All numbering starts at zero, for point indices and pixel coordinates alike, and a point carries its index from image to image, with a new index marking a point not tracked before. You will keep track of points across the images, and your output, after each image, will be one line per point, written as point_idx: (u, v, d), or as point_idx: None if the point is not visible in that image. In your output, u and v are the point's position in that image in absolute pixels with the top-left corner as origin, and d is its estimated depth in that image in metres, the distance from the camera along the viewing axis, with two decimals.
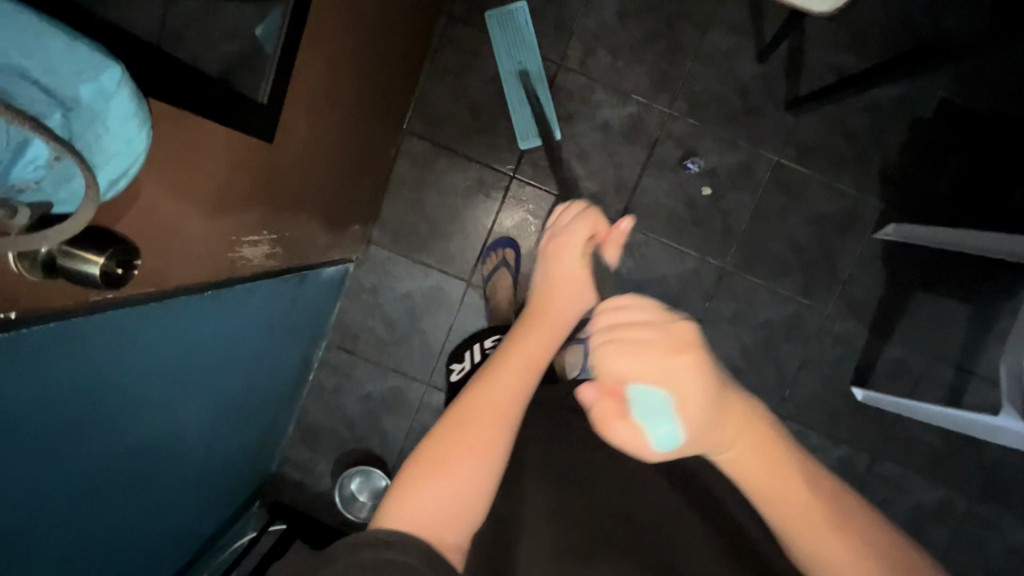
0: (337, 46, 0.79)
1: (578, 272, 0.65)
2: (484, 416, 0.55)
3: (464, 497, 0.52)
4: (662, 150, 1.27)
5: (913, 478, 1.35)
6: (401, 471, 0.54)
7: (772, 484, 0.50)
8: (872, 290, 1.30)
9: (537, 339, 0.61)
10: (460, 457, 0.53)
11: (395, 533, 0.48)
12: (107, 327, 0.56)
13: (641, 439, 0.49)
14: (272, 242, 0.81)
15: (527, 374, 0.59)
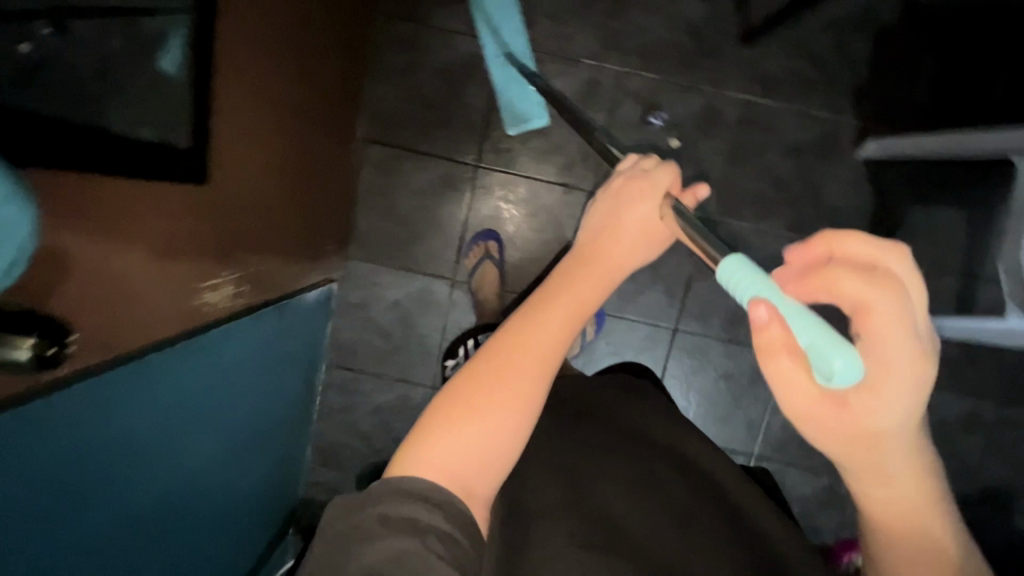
0: (264, 72, 0.77)
1: (648, 224, 0.55)
2: (535, 353, 0.48)
3: (498, 448, 0.46)
4: (623, 110, 1.24)
5: (936, 392, 1.33)
6: (432, 402, 0.48)
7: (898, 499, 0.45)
8: (863, 211, 1.26)
9: (591, 288, 0.53)
10: (504, 392, 0.46)
11: (422, 484, 0.43)
12: (80, 403, 0.53)
13: (805, 387, 0.39)
14: (237, 281, 0.79)
15: (583, 309, 0.52)
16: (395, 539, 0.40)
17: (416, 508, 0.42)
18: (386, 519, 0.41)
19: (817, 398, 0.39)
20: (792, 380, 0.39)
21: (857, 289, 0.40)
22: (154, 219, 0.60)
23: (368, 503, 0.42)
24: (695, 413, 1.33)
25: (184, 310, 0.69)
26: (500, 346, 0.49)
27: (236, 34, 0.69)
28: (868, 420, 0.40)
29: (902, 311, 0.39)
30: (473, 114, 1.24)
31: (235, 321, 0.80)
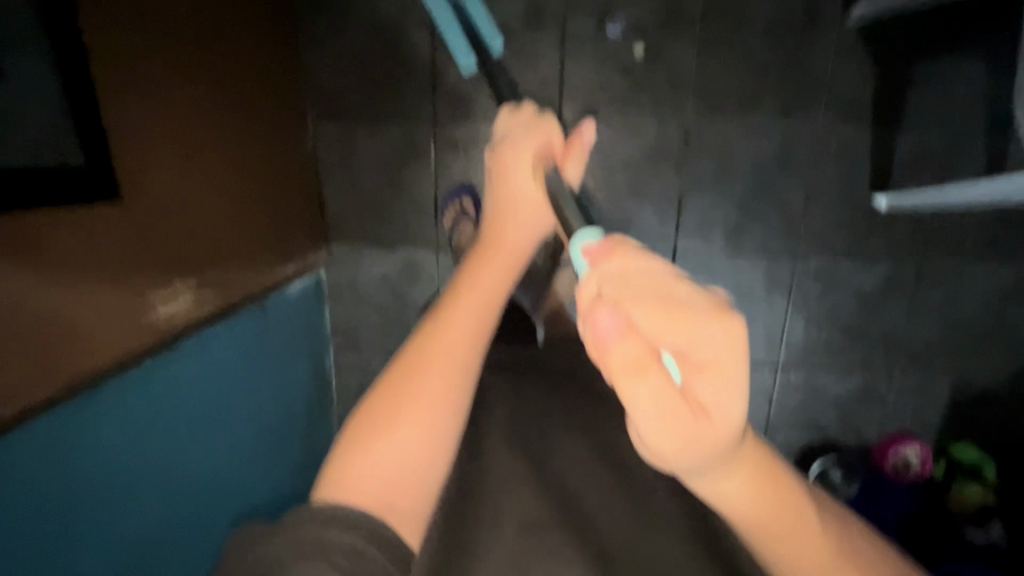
0: (162, 66, 0.74)
1: (525, 192, 0.69)
2: (445, 360, 0.55)
3: (420, 457, 0.51)
4: (575, 26, 1.13)
5: (973, 266, 1.22)
6: (349, 422, 0.53)
7: (772, 525, 0.43)
8: (862, 81, 1.13)
9: (494, 282, 0.62)
10: (417, 399, 0.52)
11: (341, 508, 0.45)
12: (28, 437, 0.57)
13: (664, 405, 0.39)
14: (197, 288, 0.80)
15: (488, 311, 0.59)
16: (303, 562, 0.41)
17: (332, 532, 0.44)
18: (295, 545, 0.43)
19: (671, 409, 0.39)
20: (641, 391, 0.39)
21: (659, 309, 0.40)
22: (66, 250, 0.61)
23: (279, 531, 0.44)
24: None
25: (140, 331, 0.71)
26: (413, 356, 0.55)
27: (110, 32, 0.66)
28: (703, 441, 0.39)
29: (721, 320, 0.39)
30: (419, 67, 1.16)
31: (203, 332, 0.82)
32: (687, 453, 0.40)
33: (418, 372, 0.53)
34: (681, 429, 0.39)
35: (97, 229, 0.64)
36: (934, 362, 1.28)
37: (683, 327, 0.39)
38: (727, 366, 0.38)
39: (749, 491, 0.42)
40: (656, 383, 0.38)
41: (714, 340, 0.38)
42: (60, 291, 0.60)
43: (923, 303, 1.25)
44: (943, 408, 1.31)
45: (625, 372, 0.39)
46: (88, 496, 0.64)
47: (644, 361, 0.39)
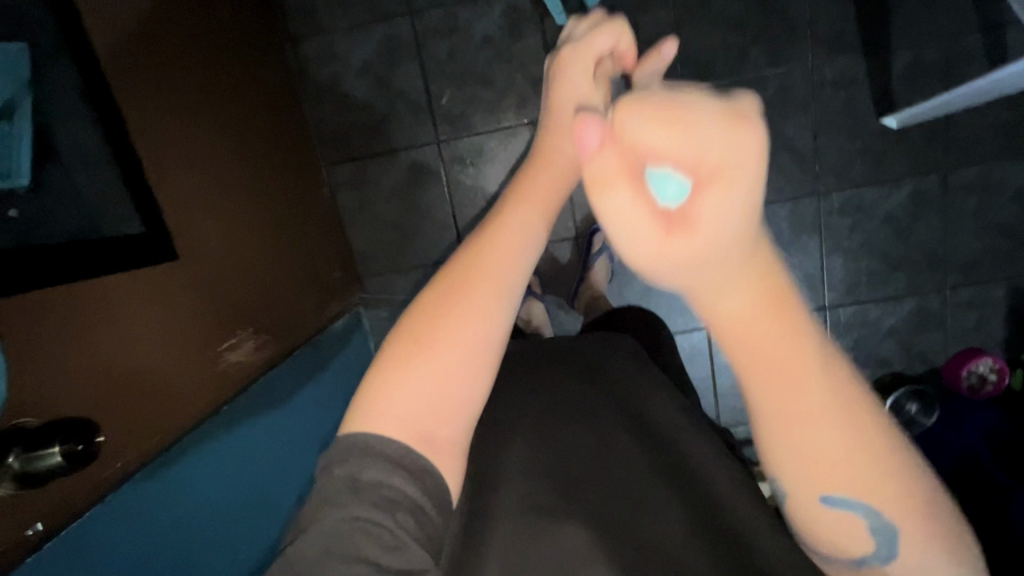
0: (188, 138, 0.79)
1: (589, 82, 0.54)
2: (484, 277, 0.46)
3: (445, 382, 0.45)
4: (553, 23, 1.18)
5: (1000, 165, 1.20)
6: (388, 337, 0.48)
7: (779, 355, 0.32)
8: (842, 12, 1.15)
9: (539, 186, 0.50)
10: (458, 311, 0.45)
11: (389, 447, 0.44)
12: (152, 486, 0.62)
13: (633, 229, 0.31)
14: (254, 335, 0.84)
15: (540, 214, 0.49)
16: (356, 502, 0.42)
17: (397, 480, 0.43)
18: (357, 484, 0.43)
19: (638, 225, 0.30)
20: (611, 206, 0.31)
21: (655, 120, 0.29)
22: (142, 315, 0.65)
23: (336, 466, 0.44)
24: None
25: (217, 380, 0.75)
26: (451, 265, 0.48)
27: (140, 116, 0.71)
28: (673, 256, 0.30)
29: (732, 121, 0.28)
30: (413, 94, 1.22)
31: (266, 374, 0.85)
32: (653, 265, 0.31)
33: (454, 285, 0.46)
34: (664, 249, 0.30)
35: (160, 291, 0.68)
36: (983, 271, 1.26)
37: (687, 139, 0.28)
38: (734, 172, 0.28)
39: (740, 311, 0.32)
40: (630, 200, 0.31)
41: (723, 144, 0.28)
42: (144, 351, 0.64)
43: (957, 213, 1.23)
44: (1006, 315, 1.28)
45: (598, 189, 0.32)
46: (200, 543, 0.66)
47: (614, 180, 0.31)
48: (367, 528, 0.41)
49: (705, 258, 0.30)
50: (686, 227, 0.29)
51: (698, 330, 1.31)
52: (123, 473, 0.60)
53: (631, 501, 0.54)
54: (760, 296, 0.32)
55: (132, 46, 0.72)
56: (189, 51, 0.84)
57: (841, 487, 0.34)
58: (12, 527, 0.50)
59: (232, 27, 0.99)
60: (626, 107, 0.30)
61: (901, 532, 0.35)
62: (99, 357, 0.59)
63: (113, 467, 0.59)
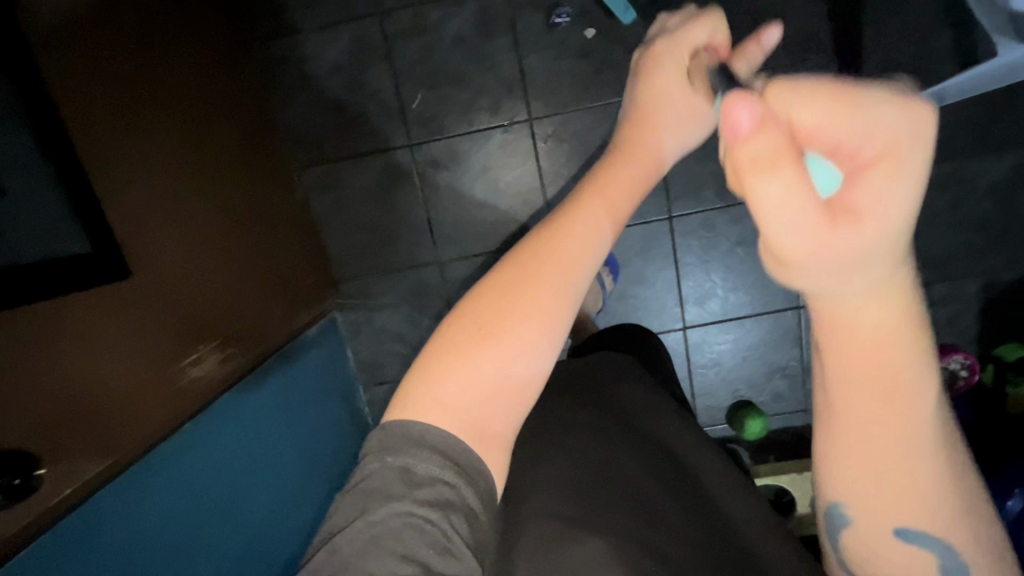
0: (143, 150, 0.78)
1: (675, 85, 0.60)
2: (562, 266, 0.47)
3: (515, 369, 0.46)
4: (525, 24, 1.16)
5: (971, 163, 1.20)
6: (446, 321, 0.48)
7: (888, 369, 0.38)
8: (814, 11, 1.14)
9: (620, 184, 0.52)
10: (531, 301, 0.46)
11: (447, 441, 0.44)
12: (108, 507, 0.61)
13: (796, 209, 0.31)
14: (219, 348, 0.84)
15: (616, 210, 0.50)
16: (408, 493, 0.43)
17: (452, 478, 0.44)
18: (411, 479, 0.43)
19: (803, 210, 0.31)
20: (765, 191, 0.31)
21: (819, 104, 0.33)
22: (89, 338, 0.64)
23: (392, 454, 0.44)
24: (723, 289, 1.28)
25: (177, 395, 0.74)
26: (529, 245, 0.48)
27: (87, 128, 0.69)
28: (830, 251, 0.33)
29: (907, 106, 0.32)
30: (386, 96, 1.20)
31: (234, 387, 0.85)
32: (803, 260, 0.33)
33: (535, 266, 0.46)
34: (828, 243, 0.32)
35: (110, 311, 0.67)
36: (955, 267, 1.27)
37: (857, 127, 0.32)
38: (904, 161, 0.32)
39: (872, 326, 0.36)
40: (796, 181, 0.31)
41: (895, 128, 0.32)
42: (91, 372, 0.63)
43: (930, 210, 1.23)
44: (977, 310, 1.29)
45: (757, 171, 0.31)
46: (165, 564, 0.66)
47: (778, 160, 0.31)
48: (417, 521, 0.42)
49: (863, 254, 0.33)
50: (854, 219, 0.32)
51: (675, 331, 1.31)
52: (75, 497, 0.59)
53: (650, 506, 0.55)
54: (894, 328, 0.37)
55: (74, 56, 0.70)
56: (144, 58, 0.82)
57: (909, 521, 0.41)
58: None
59: (194, 32, 0.97)
60: (784, 91, 0.33)
61: (969, 562, 0.42)
62: (42, 383, 0.58)
63: (64, 491, 0.58)
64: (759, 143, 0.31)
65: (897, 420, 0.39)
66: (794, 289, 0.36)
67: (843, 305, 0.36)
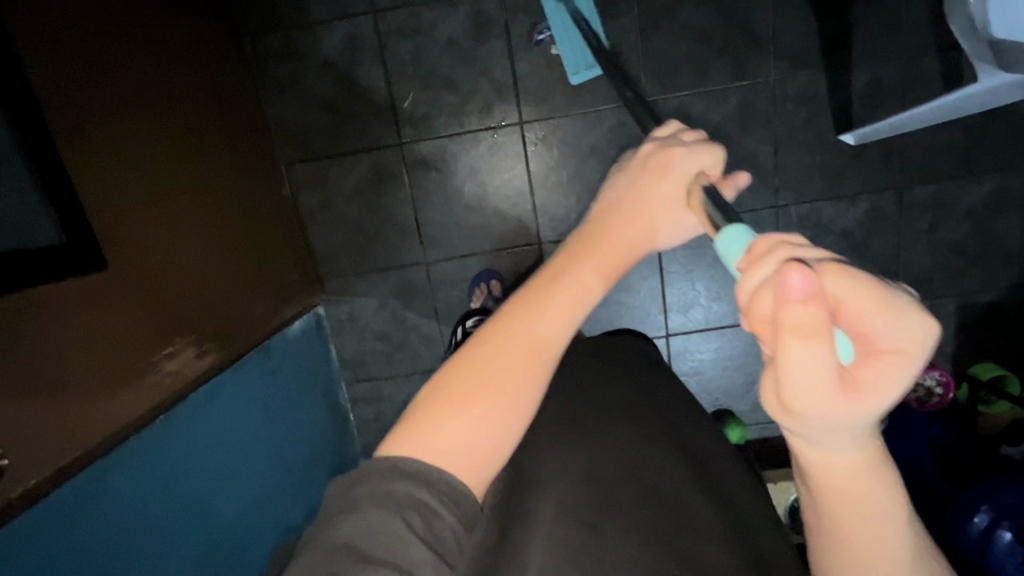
0: (125, 142, 0.77)
1: (676, 198, 0.53)
2: (524, 356, 0.47)
3: (488, 440, 0.46)
4: (518, 28, 1.16)
5: (952, 185, 1.22)
6: (418, 394, 0.48)
7: (861, 494, 0.44)
8: (803, 28, 1.15)
9: (583, 280, 0.49)
10: (495, 389, 0.46)
11: (425, 469, 0.44)
12: (76, 498, 0.61)
13: (805, 380, 0.35)
14: (196, 343, 0.83)
15: (574, 306, 0.49)
16: (375, 512, 0.41)
17: (419, 492, 0.43)
18: (379, 496, 0.42)
19: (816, 382, 0.35)
20: (793, 352, 0.34)
21: (862, 293, 0.35)
22: (58, 329, 0.63)
23: (360, 480, 0.44)
24: (706, 299, 1.30)
25: (147, 391, 0.74)
26: (492, 332, 0.48)
27: (67, 116, 0.69)
28: (829, 411, 0.37)
29: (925, 316, 0.36)
30: (377, 95, 1.20)
31: (212, 381, 0.85)
32: (804, 411, 0.37)
33: (489, 363, 0.47)
34: (833, 408, 0.36)
35: (82, 303, 0.66)
36: (934, 287, 1.29)
37: (886, 322, 0.35)
38: (911, 360, 0.36)
39: (851, 458, 0.42)
40: (821, 358, 0.34)
41: (914, 333, 0.35)
42: (60, 363, 0.62)
43: (910, 230, 1.25)
44: (954, 330, 1.31)
45: (795, 335, 0.34)
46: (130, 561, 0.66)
47: (816, 333, 0.33)
48: (386, 538, 0.40)
49: (860, 418, 0.38)
50: (859, 395, 0.36)
51: (658, 338, 1.32)
52: (46, 488, 0.58)
53: (667, 503, 0.55)
54: (867, 456, 0.42)
55: (56, 44, 0.69)
56: (127, 48, 0.81)
57: None
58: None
59: (182, 24, 0.97)
60: (830, 270, 0.35)
61: None
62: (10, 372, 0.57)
63: (28, 484, 0.57)
64: (806, 316, 0.33)
65: (861, 522, 0.45)
66: (787, 426, 0.40)
67: (831, 444, 0.41)
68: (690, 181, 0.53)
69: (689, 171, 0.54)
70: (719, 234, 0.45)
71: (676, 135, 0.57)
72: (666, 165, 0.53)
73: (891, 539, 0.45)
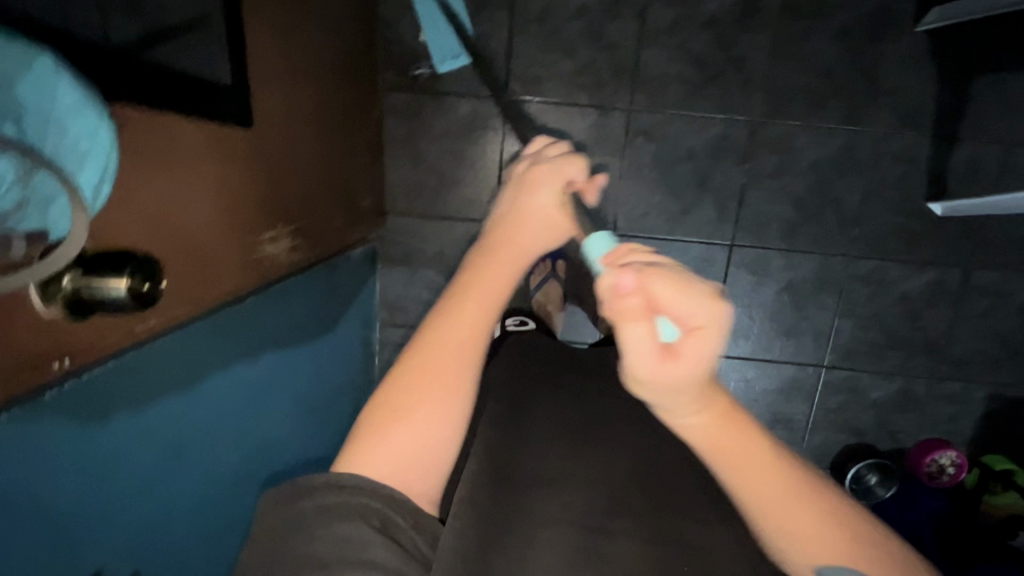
0: (281, 13, 0.75)
1: (552, 212, 0.55)
2: (446, 360, 0.49)
3: (430, 449, 0.48)
4: (652, 15, 1.15)
5: (1016, 277, 1.25)
6: (365, 409, 0.50)
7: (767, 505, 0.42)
8: (925, 91, 1.17)
9: (495, 287, 0.52)
10: (425, 402, 0.48)
11: (372, 485, 0.46)
12: (170, 352, 0.59)
13: (642, 363, 0.39)
14: (292, 235, 0.82)
15: (477, 324, 0.51)
16: (331, 525, 0.43)
17: (367, 495, 0.45)
18: (327, 507, 0.44)
19: (650, 363, 0.39)
20: (629, 334, 0.39)
21: (666, 281, 0.39)
22: (197, 172, 0.60)
23: (305, 497, 0.45)
24: (758, 329, 1.30)
25: (250, 266, 0.72)
26: (411, 351, 0.50)
27: None
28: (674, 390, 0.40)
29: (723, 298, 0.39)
30: (494, 43, 1.17)
31: (292, 276, 0.83)
32: (660, 392, 0.40)
33: (407, 382, 0.49)
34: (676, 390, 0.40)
35: (219, 154, 0.63)
36: (971, 370, 1.31)
37: (688, 307, 0.38)
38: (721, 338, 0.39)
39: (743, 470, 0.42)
40: (640, 334, 0.38)
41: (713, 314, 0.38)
42: (192, 210, 0.60)
43: (965, 311, 1.28)
44: (978, 416, 1.34)
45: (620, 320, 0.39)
46: (177, 441, 0.62)
47: (630, 315, 0.39)
48: (351, 541, 0.42)
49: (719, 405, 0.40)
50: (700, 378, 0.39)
51: None
52: (147, 334, 0.57)
53: (687, 509, 0.53)
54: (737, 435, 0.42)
55: None
56: None
57: None
58: (38, 353, 0.45)
59: None
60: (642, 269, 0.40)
61: None
62: (150, 207, 0.54)
63: (146, 322, 0.56)
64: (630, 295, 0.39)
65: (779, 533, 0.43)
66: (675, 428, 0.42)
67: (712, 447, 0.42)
68: (560, 190, 0.56)
69: (561, 181, 0.56)
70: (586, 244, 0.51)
71: (542, 152, 0.60)
72: (534, 179, 0.56)
73: (791, 510, 0.42)
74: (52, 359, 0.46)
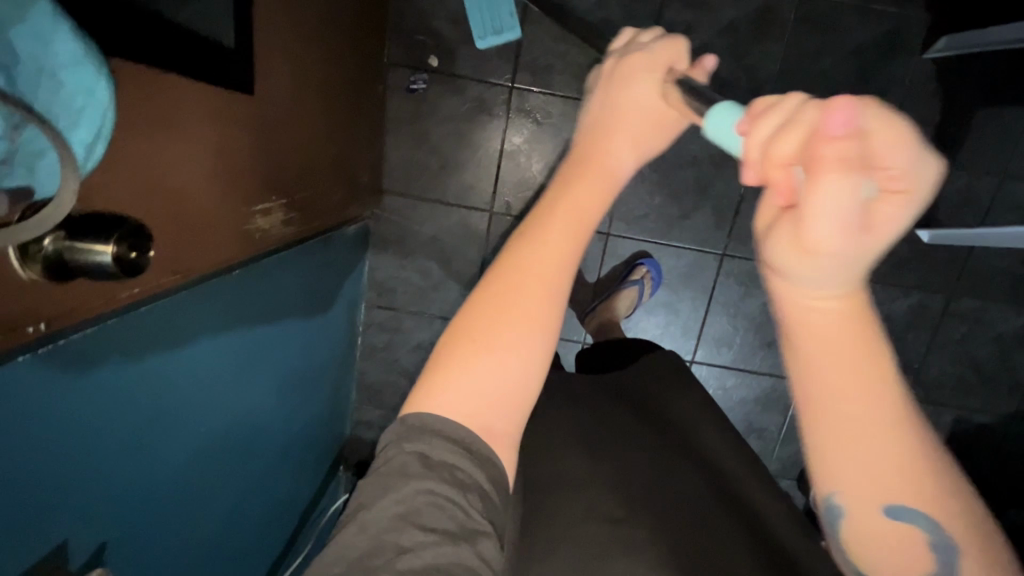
0: None
1: (654, 109, 0.51)
2: (532, 270, 0.45)
3: (508, 389, 0.44)
4: (669, 15, 1.14)
5: (994, 308, 1.28)
6: (434, 351, 0.46)
7: (851, 429, 0.33)
8: (929, 118, 1.18)
9: (585, 192, 0.47)
10: (507, 327, 0.44)
11: (462, 438, 0.43)
12: (150, 321, 0.57)
13: (824, 213, 0.29)
14: (286, 208, 0.80)
15: (574, 239, 0.46)
16: (432, 482, 0.41)
17: (465, 467, 0.42)
18: (428, 461, 0.42)
19: (839, 216, 0.29)
20: (823, 189, 0.28)
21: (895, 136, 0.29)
22: (193, 134, 0.57)
23: (409, 440, 0.43)
24: (742, 340, 1.31)
25: (242, 237, 0.70)
26: (497, 266, 0.46)
27: None
28: (834, 262, 0.31)
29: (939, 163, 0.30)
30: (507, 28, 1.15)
31: (283, 251, 0.82)
32: (813, 257, 0.31)
33: (504, 296, 0.45)
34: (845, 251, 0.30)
35: (217, 117, 0.60)
36: (942, 394, 1.35)
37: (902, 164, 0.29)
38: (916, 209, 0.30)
39: (829, 376, 0.33)
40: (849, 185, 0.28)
41: (924, 175, 0.30)
42: (187, 172, 0.57)
43: (943, 337, 1.31)
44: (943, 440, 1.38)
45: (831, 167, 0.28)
46: (153, 413, 0.60)
47: (847, 161, 0.28)
48: (449, 512, 0.41)
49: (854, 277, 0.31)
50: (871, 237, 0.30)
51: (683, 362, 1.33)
52: (131, 301, 0.54)
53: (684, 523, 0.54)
54: (854, 347, 0.33)
55: None
56: None
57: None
58: (16, 317, 0.43)
59: None
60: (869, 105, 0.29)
61: None
62: (143, 170, 0.51)
63: (130, 290, 0.54)
64: (846, 147, 0.28)
65: (854, 467, 0.34)
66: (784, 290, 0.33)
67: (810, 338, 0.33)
68: (663, 81, 0.51)
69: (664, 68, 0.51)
70: (710, 114, 0.42)
71: (635, 41, 0.54)
72: (630, 73, 0.51)
73: (892, 454, 0.33)
74: (31, 324, 0.44)
